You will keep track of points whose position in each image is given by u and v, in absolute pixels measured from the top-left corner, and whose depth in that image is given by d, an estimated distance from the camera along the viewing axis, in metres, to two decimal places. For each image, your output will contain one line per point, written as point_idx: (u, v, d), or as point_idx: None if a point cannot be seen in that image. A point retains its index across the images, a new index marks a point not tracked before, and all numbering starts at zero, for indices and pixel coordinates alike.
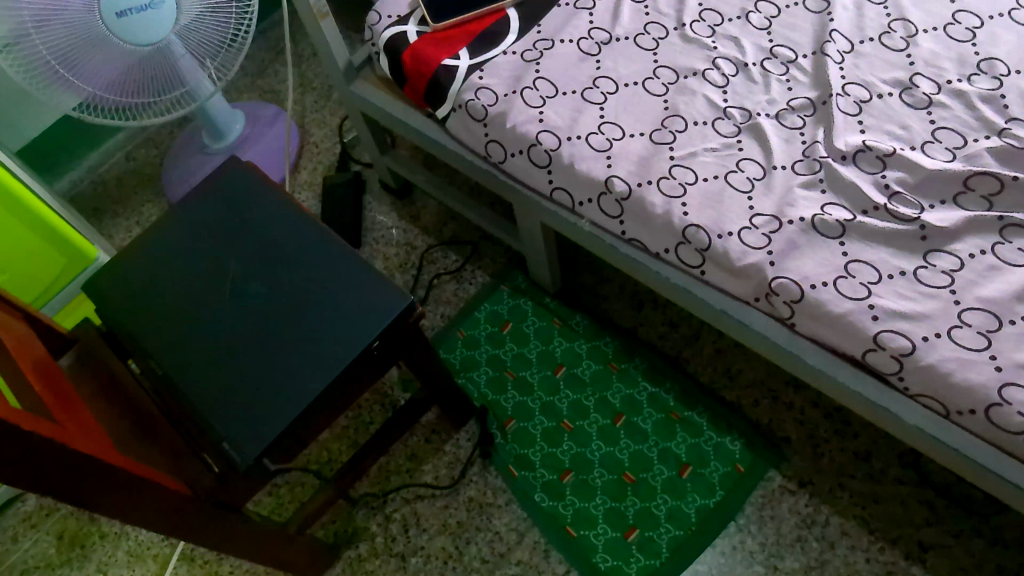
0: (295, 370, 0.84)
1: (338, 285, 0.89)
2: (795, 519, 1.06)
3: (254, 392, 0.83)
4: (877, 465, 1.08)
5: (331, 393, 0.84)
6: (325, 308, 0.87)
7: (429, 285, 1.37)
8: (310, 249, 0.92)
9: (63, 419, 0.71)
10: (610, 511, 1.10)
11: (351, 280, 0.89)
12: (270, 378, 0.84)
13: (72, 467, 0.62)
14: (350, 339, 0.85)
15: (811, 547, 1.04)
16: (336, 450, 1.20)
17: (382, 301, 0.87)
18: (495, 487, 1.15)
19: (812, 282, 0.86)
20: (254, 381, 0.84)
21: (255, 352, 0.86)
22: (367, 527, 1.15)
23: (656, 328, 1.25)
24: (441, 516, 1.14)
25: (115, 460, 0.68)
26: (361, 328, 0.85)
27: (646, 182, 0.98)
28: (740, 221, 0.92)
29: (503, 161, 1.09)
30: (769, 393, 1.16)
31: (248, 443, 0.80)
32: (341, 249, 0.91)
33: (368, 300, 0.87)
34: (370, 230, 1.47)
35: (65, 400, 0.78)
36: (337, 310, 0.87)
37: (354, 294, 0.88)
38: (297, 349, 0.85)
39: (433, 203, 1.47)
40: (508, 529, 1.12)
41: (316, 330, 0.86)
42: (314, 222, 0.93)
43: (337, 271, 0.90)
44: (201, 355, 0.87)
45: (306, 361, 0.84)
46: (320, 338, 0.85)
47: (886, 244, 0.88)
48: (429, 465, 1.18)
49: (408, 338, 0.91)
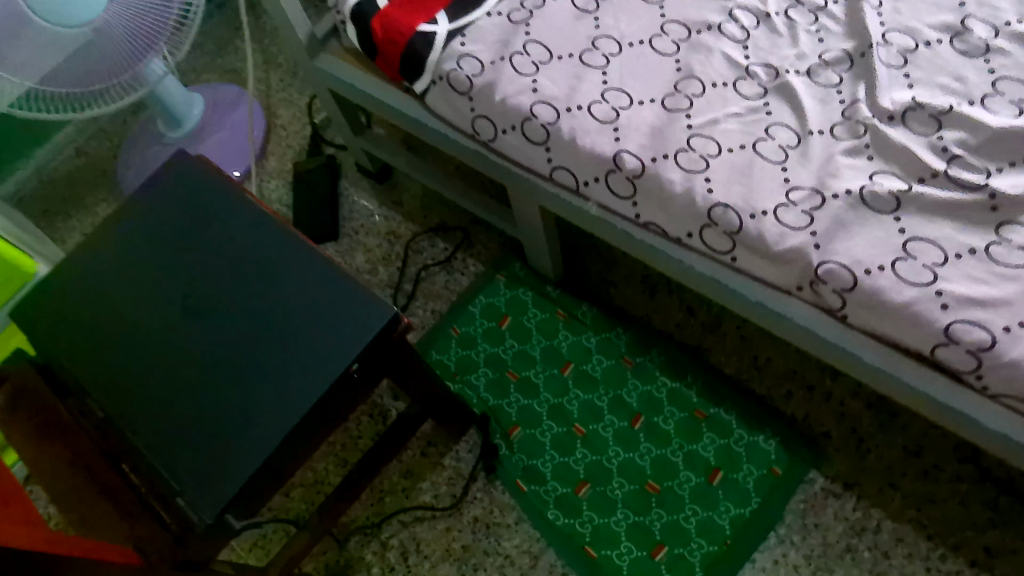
0: (265, 403, 0.70)
1: (309, 295, 0.75)
2: (842, 527, 0.95)
3: (218, 431, 0.70)
4: (930, 462, 0.97)
5: (309, 424, 0.71)
6: (295, 324, 0.74)
7: (417, 278, 1.24)
8: (274, 252, 0.78)
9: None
10: (635, 525, 0.99)
11: (323, 287, 0.75)
12: (237, 411, 0.70)
13: None
14: (326, 360, 0.71)
15: (862, 558, 0.93)
16: (323, 471, 1.08)
17: (360, 310, 0.73)
18: (502, 505, 1.03)
19: (865, 267, 0.74)
20: (218, 421, 0.70)
21: (214, 385, 0.72)
22: (362, 557, 1.02)
23: (672, 316, 1.12)
24: (443, 541, 1.02)
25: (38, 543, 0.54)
26: (337, 346, 0.72)
27: (662, 156, 0.84)
28: (776, 197, 0.79)
29: (493, 139, 0.96)
30: (803, 384, 1.04)
31: (212, 493, 0.67)
32: (310, 251, 0.77)
33: (343, 310, 0.73)
34: (350, 220, 1.33)
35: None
36: (310, 324, 0.73)
37: (327, 304, 0.74)
38: (266, 375, 0.72)
39: (417, 186, 1.34)
40: (519, 553, 1.00)
41: (287, 351, 0.72)
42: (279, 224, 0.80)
43: (306, 277, 0.76)
44: (154, 387, 0.73)
45: (278, 389, 0.71)
46: (291, 363, 0.72)
47: (947, 216, 0.75)
48: (427, 482, 1.06)
49: (396, 351, 0.79)
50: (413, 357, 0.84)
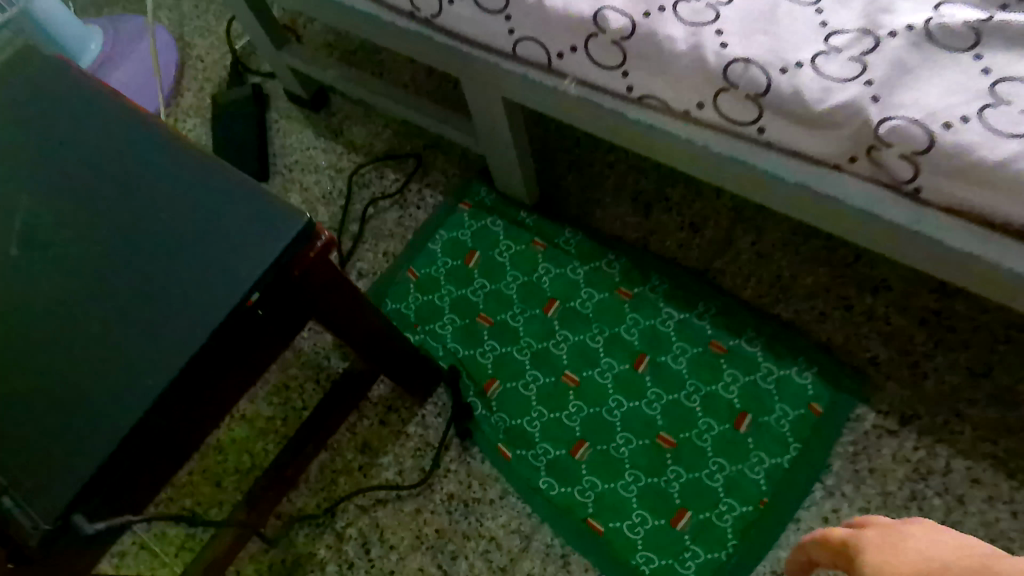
0: (129, 359, 0.49)
1: (190, 206, 0.54)
2: (904, 470, 0.79)
3: (62, 406, 0.49)
4: (1003, 383, 0.80)
5: (192, 383, 0.50)
6: (167, 249, 0.52)
7: (364, 216, 1.02)
8: (141, 157, 0.57)
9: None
10: (647, 488, 0.80)
11: (206, 197, 0.54)
12: (91, 370, 0.49)
13: None
14: (208, 290, 0.50)
15: (932, 506, 0.77)
16: (261, 452, 0.90)
17: (257, 221, 0.52)
18: (482, 477, 0.84)
19: (945, 121, 0.54)
20: (60, 390, 0.49)
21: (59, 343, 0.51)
22: (314, 553, 0.83)
23: (673, 235, 0.96)
24: (412, 526, 0.82)
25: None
26: (222, 271, 0.51)
27: (656, 9, 0.64)
28: (814, 44, 0.59)
29: (440, 16, 0.75)
30: (832, 302, 0.89)
31: (58, 488, 0.46)
32: (191, 153, 0.56)
33: (234, 225, 0.52)
34: (282, 155, 1.11)
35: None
36: (194, 242, 0.52)
37: (211, 219, 0.53)
38: (130, 318, 0.50)
39: (360, 111, 1.12)
40: (506, 532, 0.81)
41: (156, 285, 0.51)
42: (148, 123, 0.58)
43: (182, 187, 0.55)
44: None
45: (147, 334, 0.50)
46: (163, 300, 0.50)
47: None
48: (388, 456, 0.86)
49: (315, 279, 0.57)
50: (346, 291, 0.62)
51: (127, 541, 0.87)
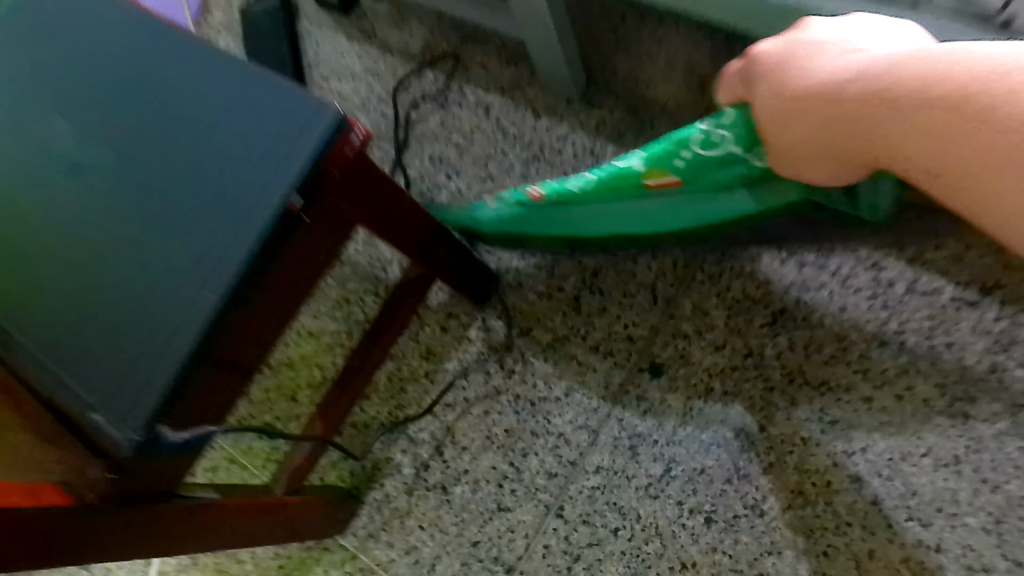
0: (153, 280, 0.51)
1: (203, 104, 0.54)
2: (984, 342, 0.73)
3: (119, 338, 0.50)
4: None
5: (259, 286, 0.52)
6: (185, 155, 0.53)
7: (407, 122, 1.00)
8: (152, 55, 0.56)
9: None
10: (707, 369, 0.80)
11: (225, 86, 0.54)
12: (144, 323, 0.50)
13: None
14: (226, 196, 0.51)
15: (1015, 378, 0.71)
16: (331, 366, 0.92)
17: (279, 116, 0.52)
18: (545, 375, 0.84)
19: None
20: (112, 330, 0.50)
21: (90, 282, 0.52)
22: (390, 459, 0.85)
23: None
24: (482, 428, 0.84)
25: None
26: (233, 173, 0.51)
27: None
28: None
29: None
30: None
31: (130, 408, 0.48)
32: (201, 45, 0.56)
33: (254, 124, 0.52)
34: (318, 67, 1.09)
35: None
36: (244, 127, 0.52)
37: (226, 115, 0.53)
38: (179, 258, 0.50)
39: (391, 8, 1.07)
40: (575, 428, 0.81)
41: (181, 208, 0.52)
42: (153, 16, 0.58)
43: (197, 83, 0.54)
44: (39, 300, 0.52)
45: (185, 268, 0.50)
46: (178, 217, 0.51)
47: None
48: (453, 360, 0.87)
49: (351, 191, 0.56)
50: (394, 206, 0.63)
51: (216, 449, 0.92)
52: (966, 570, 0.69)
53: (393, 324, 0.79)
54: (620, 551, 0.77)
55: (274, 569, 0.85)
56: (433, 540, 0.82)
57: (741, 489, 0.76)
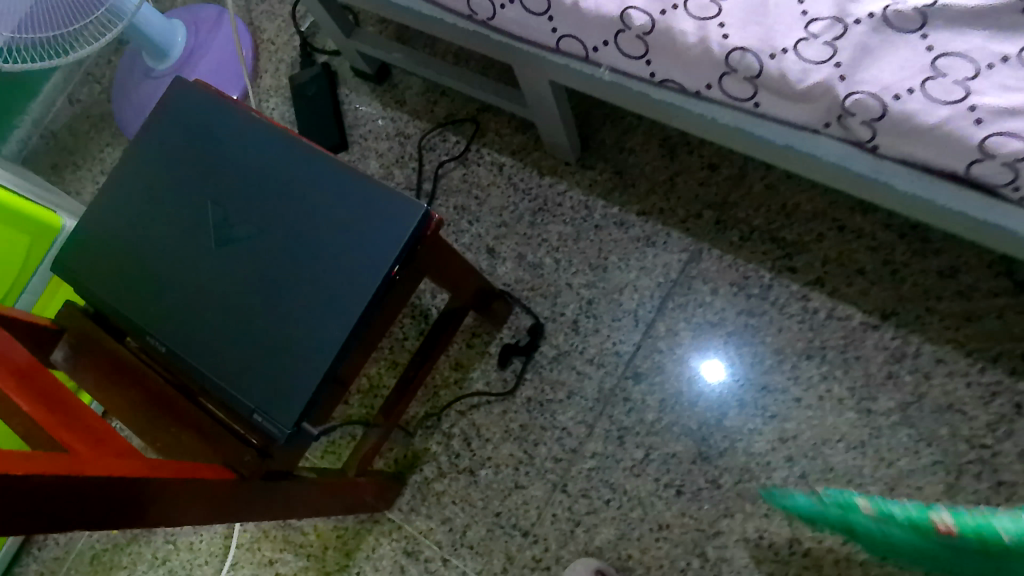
0: (300, 324, 0.74)
1: (326, 200, 0.76)
2: (883, 355, 0.97)
3: (276, 361, 0.74)
4: (967, 281, 0.97)
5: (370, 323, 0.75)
6: (316, 237, 0.75)
7: (435, 176, 1.23)
8: (285, 163, 0.78)
9: (74, 443, 0.62)
10: (678, 377, 1.03)
11: (338, 187, 0.76)
12: (295, 353, 0.73)
13: (94, 494, 0.57)
14: (347, 265, 0.73)
15: (904, 382, 0.96)
16: (377, 376, 1.13)
17: (383, 210, 0.73)
18: (552, 382, 1.07)
19: (951, 79, 0.67)
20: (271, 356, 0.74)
21: (255, 321, 0.75)
22: (428, 449, 1.08)
23: (695, 175, 1.10)
24: (501, 423, 1.07)
25: (143, 483, 0.61)
26: (353, 249, 0.73)
27: (671, 7, 0.76)
28: (796, 31, 0.72)
29: (493, 17, 0.87)
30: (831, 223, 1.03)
31: (283, 413, 0.72)
32: (320, 156, 0.77)
33: (365, 215, 0.74)
34: (356, 126, 1.30)
35: (89, 431, 0.66)
36: (357, 218, 0.74)
37: (345, 209, 0.75)
38: (307, 308, 0.74)
39: (417, 79, 1.29)
40: (575, 423, 1.04)
41: (316, 275, 0.74)
42: (283, 133, 0.79)
43: (322, 185, 0.76)
44: (220, 336, 0.76)
45: (312, 317, 0.73)
46: (314, 281, 0.74)
47: (1011, 20, 0.66)
48: (478, 370, 1.10)
49: (430, 254, 0.79)
50: (453, 260, 0.86)
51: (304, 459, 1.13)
52: None
53: (437, 348, 1.02)
54: (611, 517, 1.00)
55: (335, 537, 1.08)
56: (463, 512, 1.04)
57: (704, 468, 0.99)
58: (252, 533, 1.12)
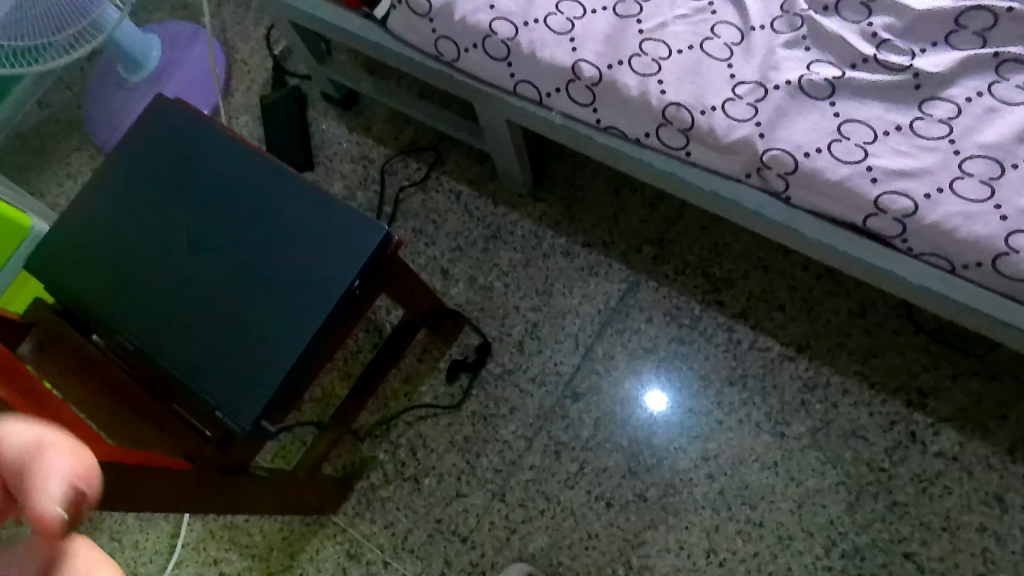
0: (265, 331, 0.79)
1: (296, 218, 0.82)
2: (797, 384, 1.07)
3: (241, 363, 0.79)
4: (873, 320, 1.08)
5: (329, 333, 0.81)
6: (285, 252, 0.81)
7: (396, 200, 1.29)
8: (259, 182, 0.84)
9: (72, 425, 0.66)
10: (612, 397, 1.11)
11: (309, 208, 0.82)
12: (257, 358, 0.78)
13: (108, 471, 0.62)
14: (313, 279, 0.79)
15: (815, 409, 1.06)
16: (330, 386, 1.18)
17: (350, 231, 0.80)
18: (495, 398, 1.14)
19: (852, 143, 0.77)
20: (234, 358, 0.79)
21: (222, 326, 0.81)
22: (375, 456, 1.14)
23: (637, 212, 1.19)
24: (447, 434, 1.13)
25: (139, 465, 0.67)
26: (318, 265, 0.80)
27: (617, 63, 0.86)
28: (723, 92, 0.82)
29: (457, 59, 0.95)
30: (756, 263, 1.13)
31: (244, 411, 0.77)
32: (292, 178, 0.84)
33: (331, 233, 0.81)
34: (322, 148, 1.37)
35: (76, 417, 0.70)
36: (323, 236, 0.81)
37: (313, 227, 0.81)
38: (274, 317, 0.79)
39: (383, 108, 1.36)
40: (515, 437, 1.11)
41: (284, 286, 0.80)
42: (259, 154, 0.86)
43: (294, 205, 0.83)
44: (188, 340, 0.81)
45: (277, 325, 0.79)
46: (280, 292, 0.80)
47: (902, 98, 0.78)
48: (426, 385, 1.16)
49: (389, 272, 0.86)
50: (410, 279, 0.92)
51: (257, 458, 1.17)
52: (778, 538, 1.01)
53: (388, 361, 1.08)
54: (544, 525, 1.06)
55: (280, 539, 1.12)
56: (406, 517, 1.10)
57: (633, 482, 1.07)
58: (198, 533, 1.15)
